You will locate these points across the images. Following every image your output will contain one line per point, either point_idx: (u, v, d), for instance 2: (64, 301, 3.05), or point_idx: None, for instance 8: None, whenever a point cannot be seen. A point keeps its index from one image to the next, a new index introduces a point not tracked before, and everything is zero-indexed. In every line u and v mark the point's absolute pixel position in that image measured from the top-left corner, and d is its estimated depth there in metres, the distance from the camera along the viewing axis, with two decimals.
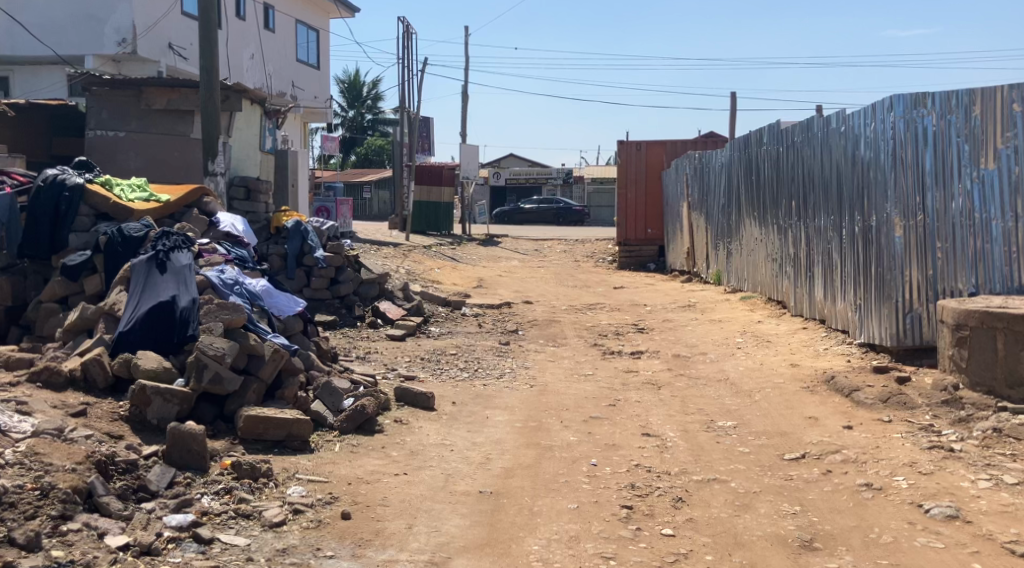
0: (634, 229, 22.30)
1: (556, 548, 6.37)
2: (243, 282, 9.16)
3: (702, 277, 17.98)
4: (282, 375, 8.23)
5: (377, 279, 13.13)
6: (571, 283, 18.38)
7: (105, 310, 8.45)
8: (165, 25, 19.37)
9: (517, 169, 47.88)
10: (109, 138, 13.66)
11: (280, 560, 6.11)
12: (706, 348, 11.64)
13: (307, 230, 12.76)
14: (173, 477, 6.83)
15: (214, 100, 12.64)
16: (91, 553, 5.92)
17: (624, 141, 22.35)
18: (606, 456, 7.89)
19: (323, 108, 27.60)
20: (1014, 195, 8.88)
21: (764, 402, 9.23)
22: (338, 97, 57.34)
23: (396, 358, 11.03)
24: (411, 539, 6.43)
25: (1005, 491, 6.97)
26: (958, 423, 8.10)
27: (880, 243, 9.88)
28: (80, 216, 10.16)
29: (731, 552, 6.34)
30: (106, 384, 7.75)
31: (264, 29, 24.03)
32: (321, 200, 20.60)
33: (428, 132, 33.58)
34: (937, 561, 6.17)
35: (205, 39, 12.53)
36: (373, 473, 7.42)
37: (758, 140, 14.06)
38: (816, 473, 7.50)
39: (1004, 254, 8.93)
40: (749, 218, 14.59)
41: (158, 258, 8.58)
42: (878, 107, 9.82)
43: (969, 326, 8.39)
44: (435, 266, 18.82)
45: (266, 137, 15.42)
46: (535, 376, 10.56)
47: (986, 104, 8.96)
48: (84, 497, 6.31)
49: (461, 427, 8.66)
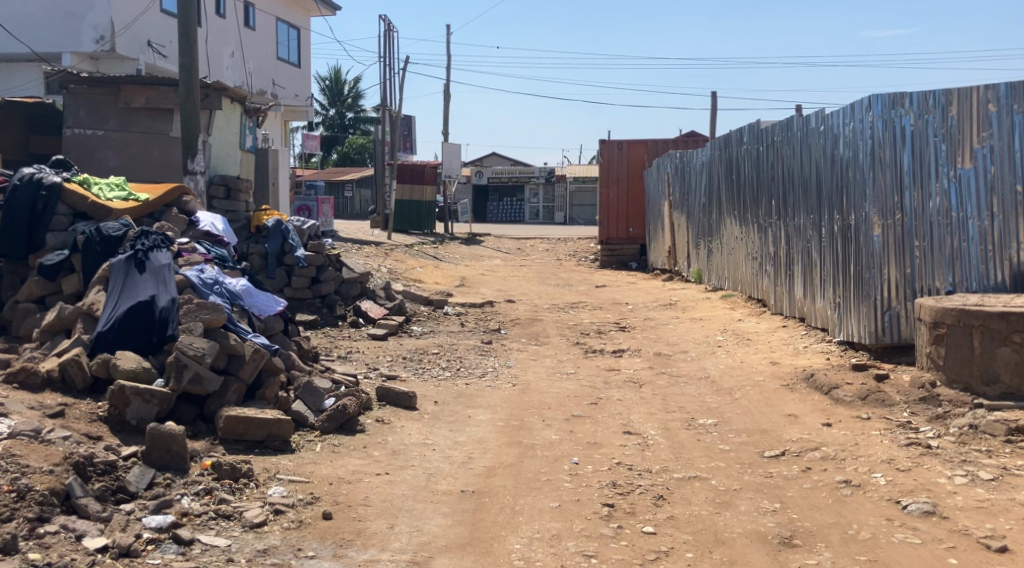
0: (615, 229, 22.35)
1: (537, 547, 6.38)
2: (222, 281, 9.12)
3: (683, 276, 18.01)
4: (263, 375, 8.21)
5: (359, 278, 13.09)
6: (554, 282, 18.38)
7: (83, 310, 8.41)
8: (144, 23, 19.28)
9: (498, 168, 47.78)
10: (87, 136, 13.58)
11: (261, 560, 6.10)
12: (687, 346, 11.66)
13: (288, 229, 12.79)
14: (153, 477, 6.80)
15: (193, 98, 12.57)
16: (68, 555, 5.90)
17: (605, 140, 22.22)
18: (588, 454, 7.91)
19: (304, 106, 27.49)
20: (990, 194, 8.96)
21: (744, 400, 9.26)
22: (319, 95, 57.13)
23: (378, 358, 11.00)
24: (392, 540, 6.42)
25: (981, 487, 7.03)
26: (935, 420, 8.18)
27: (859, 242, 9.93)
28: (58, 215, 10.11)
29: (711, 549, 6.37)
30: (84, 385, 7.71)
31: (243, 27, 23.94)
32: (303, 198, 20.56)
33: (410, 132, 33.53)
34: (915, 557, 6.21)
35: (186, 38, 12.46)
36: (354, 473, 7.41)
37: (738, 138, 14.10)
38: (795, 470, 7.54)
39: (981, 253, 9.01)
40: (730, 217, 14.63)
41: (137, 257, 8.54)
42: (856, 107, 9.86)
43: (946, 323, 8.42)
44: (417, 266, 18.78)
45: (247, 136, 15.35)
46: (517, 376, 10.56)
47: (962, 105, 9.02)
48: (61, 499, 6.28)
49: (442, 427, 8.66)
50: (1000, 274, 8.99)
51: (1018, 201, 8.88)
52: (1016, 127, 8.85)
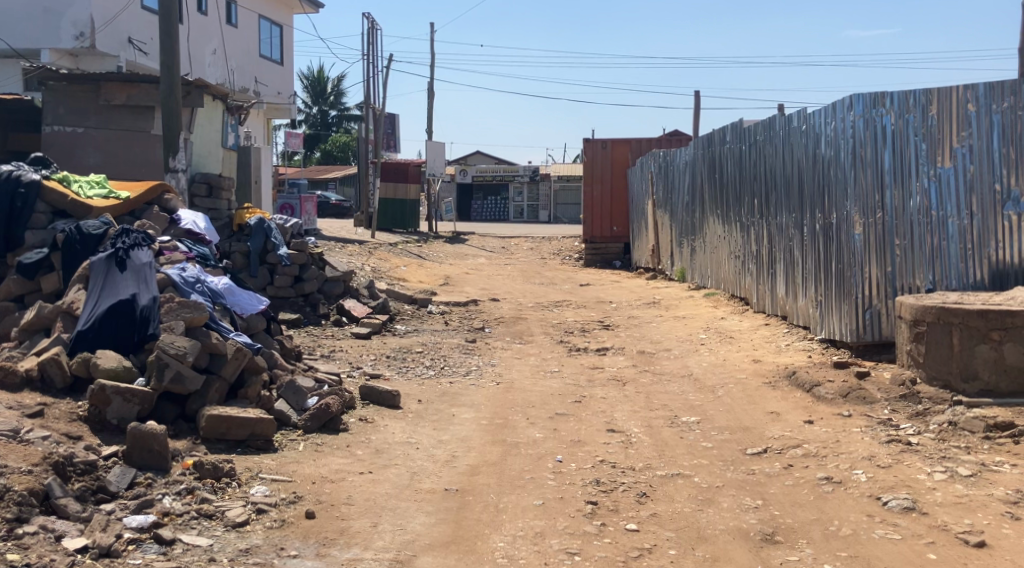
0: (599, 227, 22.38)
1: (520, 545, 6.38)
2: (204, 280, 9.10)
3: (666, 275, 18.07)
4: (245, 373, 8.19)
5: (342, 276, 13.08)
6: (538, 280, 18.40)
7: (63, 309, 8.37)
8: (124, 20, 19.18)
9: (482, 167, 47.79)
10: (67, 133, 13.52)
11: (243, 560, 6.08)
12: (671, 344, 11.70)
13: (271, 228, 12.69)
14: (134, 477, 6.78)
15: (174, 96, 12.52)
16: (48, 556, 5.85)
17: (589, 139, 22.37)
18: (572, 452, 7.92)
19: (287, 104, 27.39)
20: (969, 194, 9.01)
21: (727, 397, 9.29)
22: (302, 93, 56.95)
23: (362, 357, 10.99)
24: (375, 538, 6.42)
25: (960, 483, 7.08)
26: (915, 417, 8.24)
27: (841, 241, 9.97)
28: (37, 213, 10.04)
29: (695, 546, 6.38)
30: (64, 384, 7.67)
31: (225, 24, 23.83)
32: (285, 197, 20.53)
33: (394, 130, 33.51)
34: (895, 553, 6.24)
35: (167, 34, 12.39)
36: (338, 473, 7.40)
37: (720, 138, 14.15)
38: (777, 467, 7.57)
39: (961, 251, 9.06)
40: (713, 216, 14.67)
41: (118, 254, 8.48)
42: (838, 106, 9.90)
43: (926, 322, 8.47)
44: (401, 264, 18.76)
45: (229, 134, 15.29)
46: (502, 374, 10.57)
47: (942, 104, 9.07)
48: (40, 499, 6.24)
49: (426, 425, 8.66)
50: (979, 273, 9.04)
51: (997, 200, 8.94)
52: (995, 126, 8.91)
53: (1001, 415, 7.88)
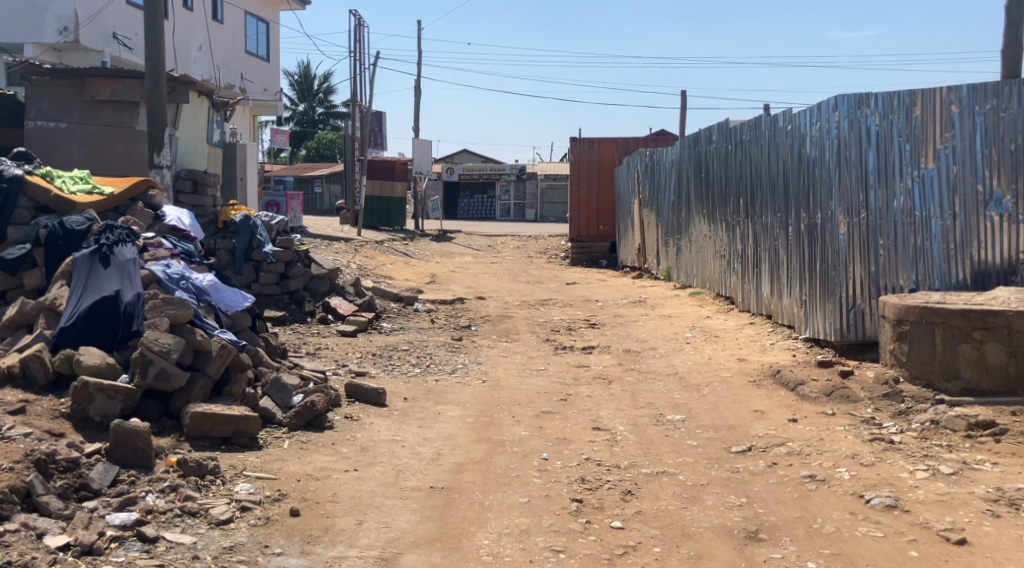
0: (587, 226, 22.39)
1: (505, 542, 6.38)
2: (189, 276, 9.07)
3: (652, 273, 18.05)
4: (230, 370, 8.17)
5: (329, 274, 13.00)
6: (525, 279, 18.39)
7: (47, 305, 8.35)
8: (108, 15, 19.12)
9: (468, 165, 47.93)
10: (51, 129, 13.45)
11: (227, 557, 6.08)
12: (656, 343, 11.71)
13: (257, 225, 12.67)
14: (117, 475, 6.75)
15: (159, 91, 12.46)
16: (29, 553, 5.86)
17: (576, 138, 22.36)
18: (558, 450, 7.94)
19: (272, 101, 27.33)
20: (952, 194, 9.06)
21: (711, 396, 9.33)
22: (290, 90, 56.84)
23: (348, 355, 10.99)
24: (361, 536, 6.41)
25: (941, 481, 7.12)
26: (899, 415, 8.27)
27: (825, 241, 10.01)
28: (19, 208, 10.03)
29: (679, 543, 6.40)
30: (47, 380, 7.62)
31: (212, 20, 23.79)
32: (272, 194, 20.40)
33: (381, 128, 33.56)
34: (877, 551, 6.27)
35: (151, 29, 12.30)
36: (323, 470, 7.39)
37: (707, 137, 14.17)
38: (762, 465, 7.59)
39: (944, 252, 9.12)
40: (698, 214, 14.71)
41: (101, 251, 8.40)
42: (822, 107, 9.94)
43: (909, 321, 8.52)
44: (388, 262, 18.73)
45: (214, 129, 15.26)
46: (488, 372, 10.57)
47: (926, 105, 9.12)
48: (22, 496, 6.24)
49: (411, 423, 8.65)
50: (962, 273, 9.10)
51: (979, 201, 8.99)
52: (977, 127, 8.96)
53: (982, 414, 7.94)
